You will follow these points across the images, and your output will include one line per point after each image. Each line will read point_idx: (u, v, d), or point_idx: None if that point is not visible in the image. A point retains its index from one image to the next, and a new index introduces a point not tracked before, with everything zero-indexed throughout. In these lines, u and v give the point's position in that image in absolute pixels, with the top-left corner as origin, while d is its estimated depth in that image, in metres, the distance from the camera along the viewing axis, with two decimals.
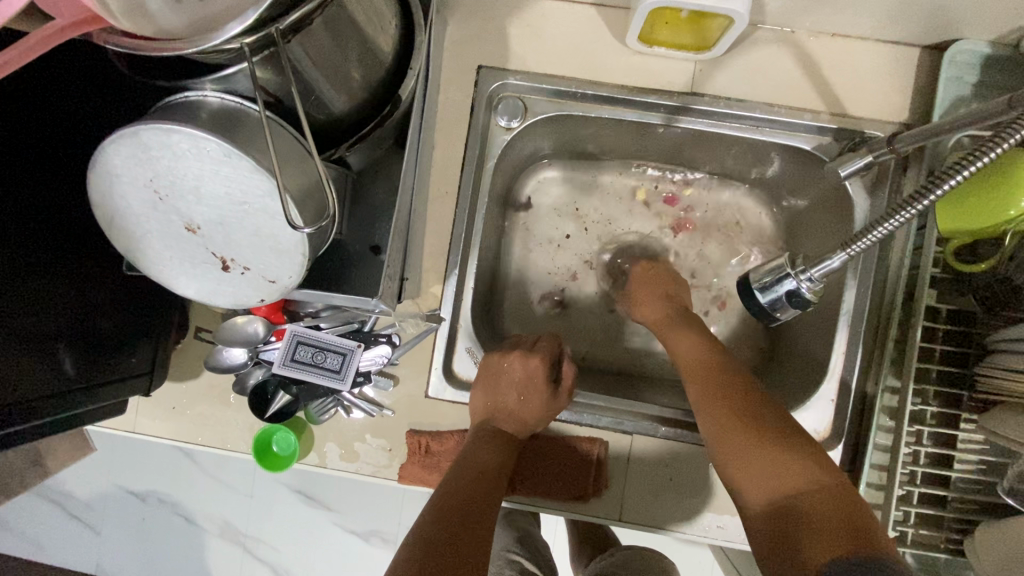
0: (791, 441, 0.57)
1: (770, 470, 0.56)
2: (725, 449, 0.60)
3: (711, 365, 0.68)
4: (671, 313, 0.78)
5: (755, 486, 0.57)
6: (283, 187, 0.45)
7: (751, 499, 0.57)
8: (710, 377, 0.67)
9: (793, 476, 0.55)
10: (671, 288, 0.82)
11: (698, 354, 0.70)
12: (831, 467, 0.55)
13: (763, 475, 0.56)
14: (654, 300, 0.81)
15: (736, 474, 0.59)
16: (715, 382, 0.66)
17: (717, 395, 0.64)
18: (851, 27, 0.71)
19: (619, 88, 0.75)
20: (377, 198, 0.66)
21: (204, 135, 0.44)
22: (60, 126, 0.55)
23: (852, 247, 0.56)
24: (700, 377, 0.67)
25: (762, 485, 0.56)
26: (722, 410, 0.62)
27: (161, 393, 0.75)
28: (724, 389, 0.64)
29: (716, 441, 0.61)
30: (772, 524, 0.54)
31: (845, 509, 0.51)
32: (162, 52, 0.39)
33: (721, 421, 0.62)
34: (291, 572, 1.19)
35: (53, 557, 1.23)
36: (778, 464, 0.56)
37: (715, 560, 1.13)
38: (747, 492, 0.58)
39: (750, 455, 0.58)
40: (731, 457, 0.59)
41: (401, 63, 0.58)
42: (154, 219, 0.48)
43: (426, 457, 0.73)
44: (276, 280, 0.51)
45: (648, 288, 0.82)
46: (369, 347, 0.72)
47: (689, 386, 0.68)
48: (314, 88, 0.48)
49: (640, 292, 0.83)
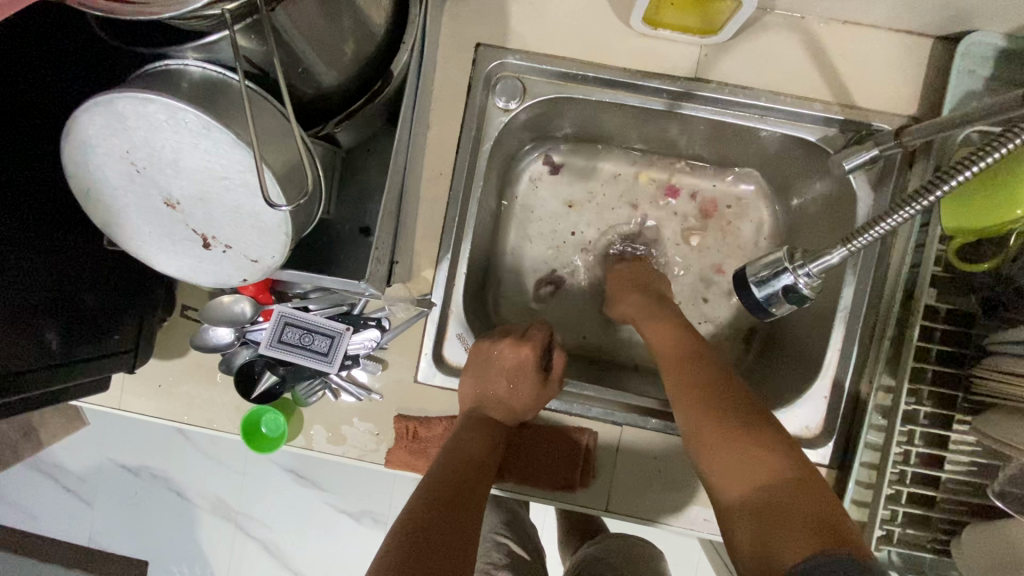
0: (770, 432, 0.56)
1: (748, 460, 0.54)
2: (699, 435, 0.58)
3: (685, 357, 0.66)
4: (651, 300, 0.76)
5: (726, 474, 0.55)
6: (261, 161, 0.43)
7: (726, 491, 0.55)
8: (686, 369, 0.65)
9: (770, 467, 0.53)
10: (649, 279, 0.81)
11: (676, 345, 0.68)
12: (805, 461, 0.53)
13: (739, 470, 0.54)
14: (633, 293, 0.79)
15: (712, 465, 0.57)
16: (690, 374, 0.64)
17: (693, 386, 0.62)
18: (863, 14, 0.68)
19: (620, 70, 0.72)
20: (367, 177, 0.64)
21: (182, 105, 0.42)
22: (42, 92, 0.53)
23: (852, 243, 0.54)
24: (677, 368, 0.65)
25: (733, 474, 0.54)
26: (701, 398, 0.60)
27: (146, 370, 0.73)
28: (697, 380, 0.63)
29: (692, 430, 0.59)
30: (747, 516, 0.52)
31: (821, 505, 0.50)
32: (137, 16, 0.36)
33: (697, 410, 0.60)
34: (280, 549, 1.19)
35: (43, 528, 1.22)
36: (755, 456, 0.54)
37: (703, 552, 1.13)
38: (719, 482, 0.56)
39: (728, 443, 0.56)
40: (707, 446, 0.57)
41: (394, 37, 0.56)
42: (131, 192, 0.47)
43: (413, 442, 0.72)
44: (259, 259, 0.49)
45: (629, 280, 0.81)
46: (358, 330, 0.71)
47: (667, 377, 0.66)
48: (300, 59, 0.46)
49: (615, 287, 0.82)
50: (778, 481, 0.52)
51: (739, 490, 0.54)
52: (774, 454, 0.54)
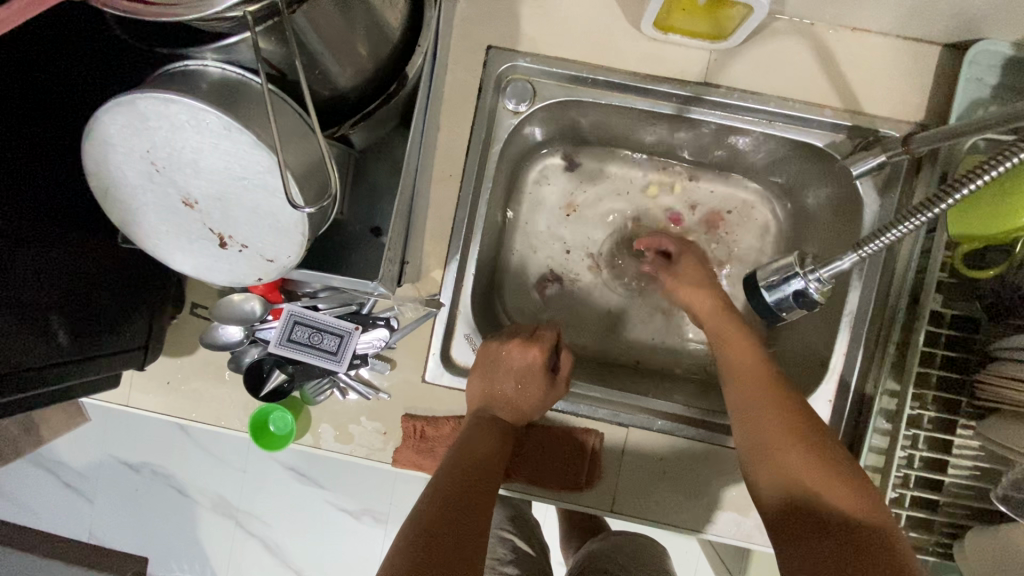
0: (835, 453, 0.57)
1: (814, 474, 0.56)
2: (764, 444, 0.60)
3: (755, 364, 0.67)
4: (716, 305, 0.76)
5: (787, 486, 0.57)
6: (284, 164, 0.44)
7: (777, 497, 0.57)
8: (752, 377, 0.65)
9: (837, 486, 0.55)
10: (708, 270, 0.81)
11: (735, 345, 0.70)
12: (869, 485, 0.55)
13: (801, 482, 0.56)
14: (696, 287, 0.79)
15: (771, 471, 0.58)
16: (760, 382, 0.64)
17: (760, 396, 0.63)
18: (871, 21, 0.69)
19: (630, 75, 0.73)
20: (378, 178, 0.65)
21: (204, 106, 0.42)
22: (60, 90, 0.53)
23: (862, 249, 0.55)
24: (745, 374, 0.66)
25: (795, 487, 0.56)
26: (762, 404, 0.62)
27: (155, 367, 0.74)
28: (766, 388, 0.63)
29: (756, 436, 0.61)
30: (803, 528, 0.54)
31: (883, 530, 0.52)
32: (160, 18, 0.37)
33: (765, 419, 0.61)
34: (282, 547, 1.19)
35: (44, 524, 1.23)
36: (821, 472, 0.56)
37: (702, 552, 1.14)
38: (777, 492, 0.58)
39: (788, 452, 0.58)
40: (771, 454, 0.59)
41: (409, 40, 0.56)
42: (150, 191, 0.47)
43: (421, 441, 0.72)
44: (274, 259, 0.49)
45: (690, 274, 0.80)
46: (367, 330, 0.71)
47: (729, 382, 0.67)
48: (319, 61, 0.47)
49: (684, 274, 0.81)
50: (844, 501, 0.54)
51: (795, 500, 0.56)
52: (842, 476, 0.55)
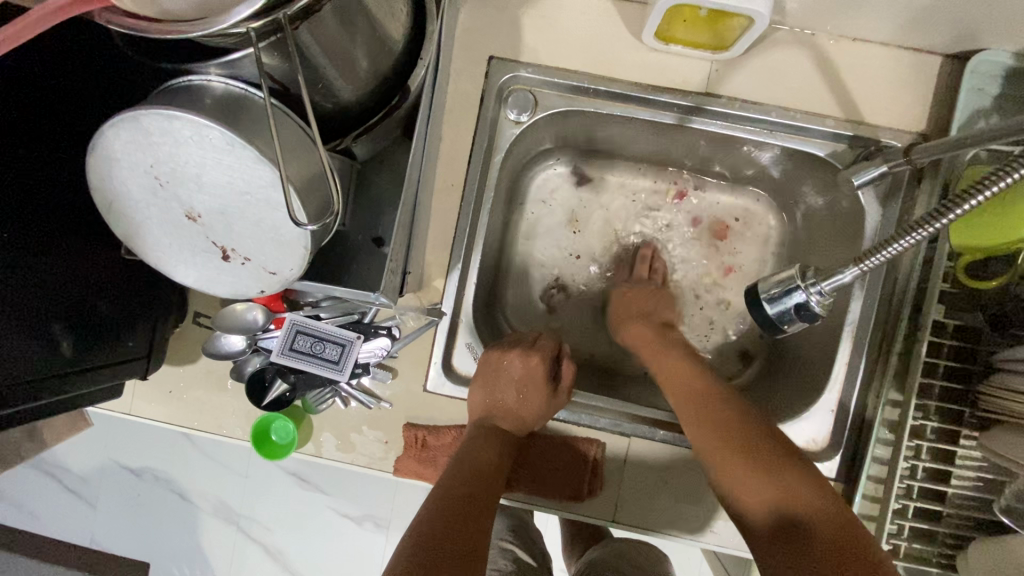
0: (786, 456, 0.57)
1: (770, 484, 0.56)
2: (719, 462, 0.60)
3: (693, 386, 0.67)
4: (653, 331, 0.77)
5: (750, 500, 0.57)
6: (286, 178, 0.44)
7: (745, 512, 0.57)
8: (692, 399, 0.66)
9: (793, 490, 0.55)
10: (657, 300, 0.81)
11: (677, 367, 0.70)
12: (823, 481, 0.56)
13: (760, 494, 0.56)
14: (641, 319, 0.79)
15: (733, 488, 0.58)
16: (701, 401, 0.65)
17: (702, 416, 0.63)
18: (873, 32, 0.69)
19: (631, 85, 0.73)
20: (380, 189, 0.65)
21: (207, 122, 0.42)
22: (64, 105, 0.54)
23: (863, 263, 0.55)
24: (687, 395, 0.67)
25: (757, 500, 0.56)
26: (707, 423, 0.62)
27: (157, 376, 0.74)
28: (707, 406, 0.64)
29: (710, 454, 0.61)
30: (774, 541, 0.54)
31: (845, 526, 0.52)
32: (162, 34, 0.36)
33: (713, 437, 0.61)
34: (283, 553, 1.19)
35: (45, 528, 1.23)
36: (775, 480, 0.56)
37: (705, 559, 1.14)
38: (745, 507, 0.57)
39: (740, 467, 0.58)
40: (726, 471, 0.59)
41: (412, 52, 0.56)
42: (154, 205, 0.47)
43: (422, 451, 0.72)
44: (277, 272, 0.50)
45: (640, 300, 0.81)
46: (369, 338, 0.71)
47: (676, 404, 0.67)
48: (321, 75, 0.47)
49: (631, 303, 0.81)
50: (803, 504, 0.54)
51: (761, 513, 0.56)
52: (797, 477, 0.55)
